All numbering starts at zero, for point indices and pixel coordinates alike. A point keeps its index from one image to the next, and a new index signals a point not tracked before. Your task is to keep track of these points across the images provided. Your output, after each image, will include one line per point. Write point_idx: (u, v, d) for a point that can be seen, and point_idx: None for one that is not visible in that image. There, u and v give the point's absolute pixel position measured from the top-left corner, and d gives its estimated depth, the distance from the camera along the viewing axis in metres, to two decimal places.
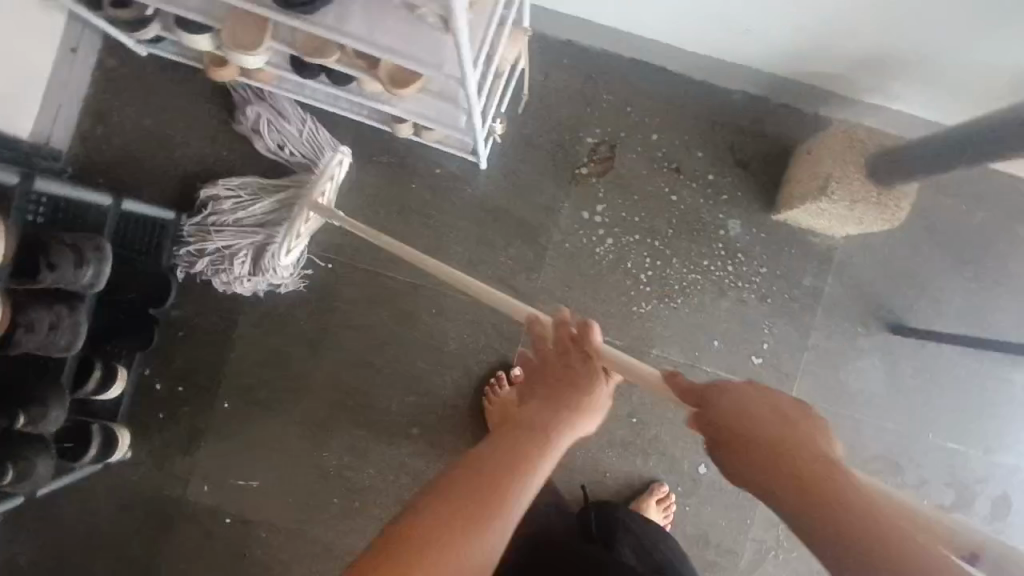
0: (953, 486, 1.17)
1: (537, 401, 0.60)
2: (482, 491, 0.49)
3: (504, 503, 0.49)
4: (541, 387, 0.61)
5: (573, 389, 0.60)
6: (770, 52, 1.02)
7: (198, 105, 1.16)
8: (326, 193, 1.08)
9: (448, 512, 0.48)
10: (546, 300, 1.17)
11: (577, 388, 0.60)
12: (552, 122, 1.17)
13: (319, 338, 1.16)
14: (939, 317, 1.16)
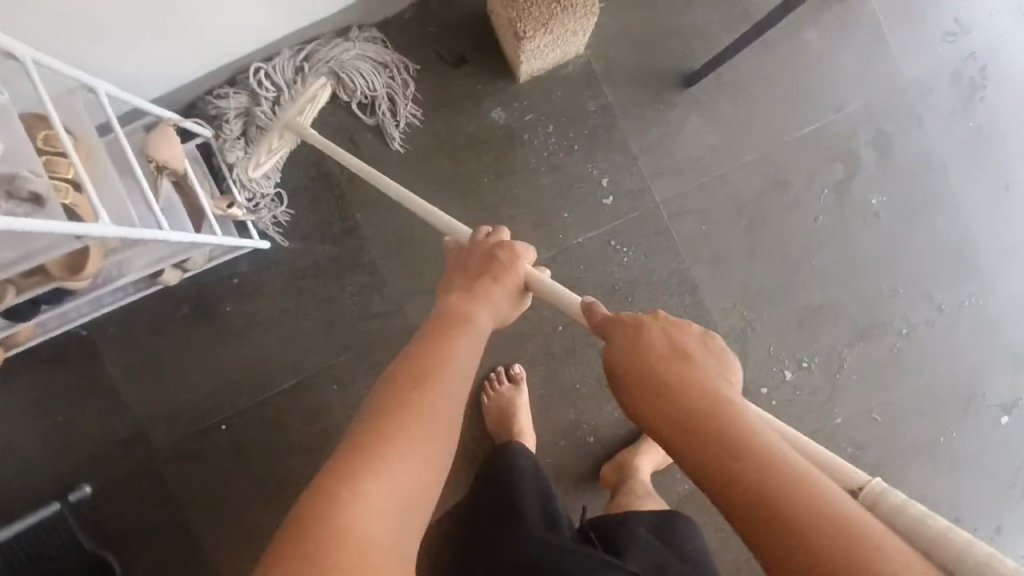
0: (836, 156, 1.17)
1: (479, 311, 0.73)
2: (440, 384, 0.62)
3: (444, 396, 0.62)
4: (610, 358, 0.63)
5: (488, 286, 0.75)
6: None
7: (0, 400, 1.11)
8: (304, 112, 1.06)
9: (432, 398, 0.61)
10: (412, 298, 1.16)
11: (494, 280, 0.76)
12: (288, 163, 1.13)
13: (268, 487, 1.15)
14: (710, 42, 1.15)
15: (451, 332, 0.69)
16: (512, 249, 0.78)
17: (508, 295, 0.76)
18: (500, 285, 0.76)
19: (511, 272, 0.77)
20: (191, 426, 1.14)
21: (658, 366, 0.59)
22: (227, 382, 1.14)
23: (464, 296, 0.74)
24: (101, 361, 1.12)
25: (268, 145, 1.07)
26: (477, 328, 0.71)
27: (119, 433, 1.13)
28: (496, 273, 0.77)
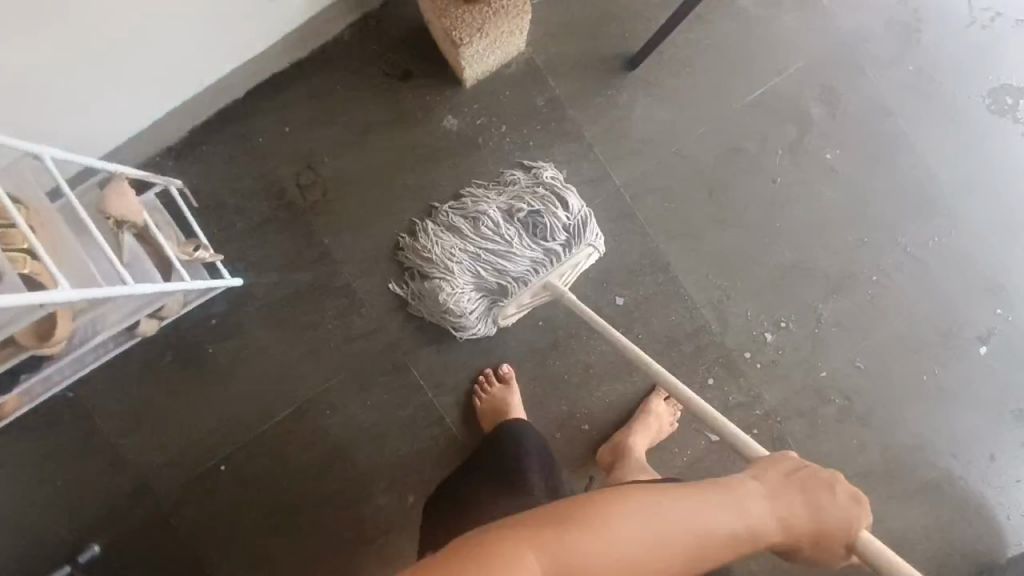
0: (787, 117, 1.19)
1: (769, 511, 0.57)
2: (648, 506, 0.52)
3: (608, 553, 0.50)
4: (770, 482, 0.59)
5: (782, 485, 0.59)
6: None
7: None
8: (563, 275, 1.11)
9: (636, 510, 0.52)
10: (392, 314, 1.16)
11: (807, 497, 0.59)
12: (250, 198, 1.14)
13: (275, 519, 1.15)
14: (648, 22, 1.17)
15: (698, 499, 0.54)
16: (793, 462, 0.62)
17: (829, 526, 0.59)
18: (816, 510, 0.59)
19: (839, 491, 0.59)
20: (191, 470, 1.14)
21: (802, 493, 0.59)
22: (220, 422, 1.15)
23: (785, 509, 0.58)
24: (92, 419, 1.13)
25: (483, 260, 1.10)
26: (738, 525, 0.55)
27: (120, 487, 1.13)
28: (821, 504, 0.59)
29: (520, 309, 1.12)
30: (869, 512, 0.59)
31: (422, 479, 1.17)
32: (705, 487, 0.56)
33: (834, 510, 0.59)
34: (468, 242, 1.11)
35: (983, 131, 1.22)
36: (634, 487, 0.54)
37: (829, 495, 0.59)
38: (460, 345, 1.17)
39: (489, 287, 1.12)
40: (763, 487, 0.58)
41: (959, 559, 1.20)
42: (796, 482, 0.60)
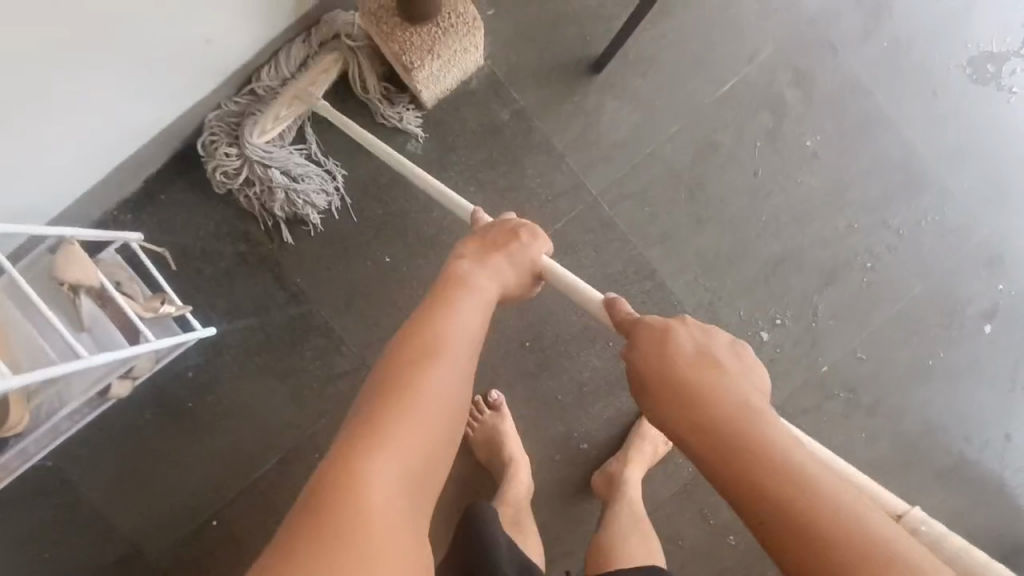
0: (761, 106, 1.14)
1: (490, 284, 0.73)
2: (413, 353, 0.61)
3: (424, 375, 0.59)
4: (497, 257, 0.76)
5: (499, 249, 0.78)
6: (248, 18, 0.96)
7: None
8: (312, 87, 1.04)
9: (405, 362, 0.60)
10: (373, 348, 1.12)
11: (512, 248, 0.78)
12: (215, 244, 1.10)
13: None
14: (607, 23, 1.13)
15: (455, 304, 0.67)
16: (519, 224, 0.81)
17: (519, 279, 0.78)
18: (513, 254, 0.78)
19: (521, 233, 0.79)
20: (182, 528, 1.11)
21: (513, 251, 0.78)
22: (207, 477, 1.11)
23: (477, 305, 0.69)
24: (75, 487, 1.09)
25: (247, 117, 1.04)
26: (487, 289, 0.72)
27: (111, 553, 1.10)
28: (512, 247, 0.78)
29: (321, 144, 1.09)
30: (543, 240, 0.81)
31: None
32: (425, 315, 0.66)
33: (525, 250, 0.79)
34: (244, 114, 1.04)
35: (968, 100, 1.18)
36: (390, 350, 0.62)
37: (517, 239, 0.79)
38: None
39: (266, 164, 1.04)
40: (467, 279, 0.71)
41: (986, 546, 1.16)
42: (493, 240, 0.79)
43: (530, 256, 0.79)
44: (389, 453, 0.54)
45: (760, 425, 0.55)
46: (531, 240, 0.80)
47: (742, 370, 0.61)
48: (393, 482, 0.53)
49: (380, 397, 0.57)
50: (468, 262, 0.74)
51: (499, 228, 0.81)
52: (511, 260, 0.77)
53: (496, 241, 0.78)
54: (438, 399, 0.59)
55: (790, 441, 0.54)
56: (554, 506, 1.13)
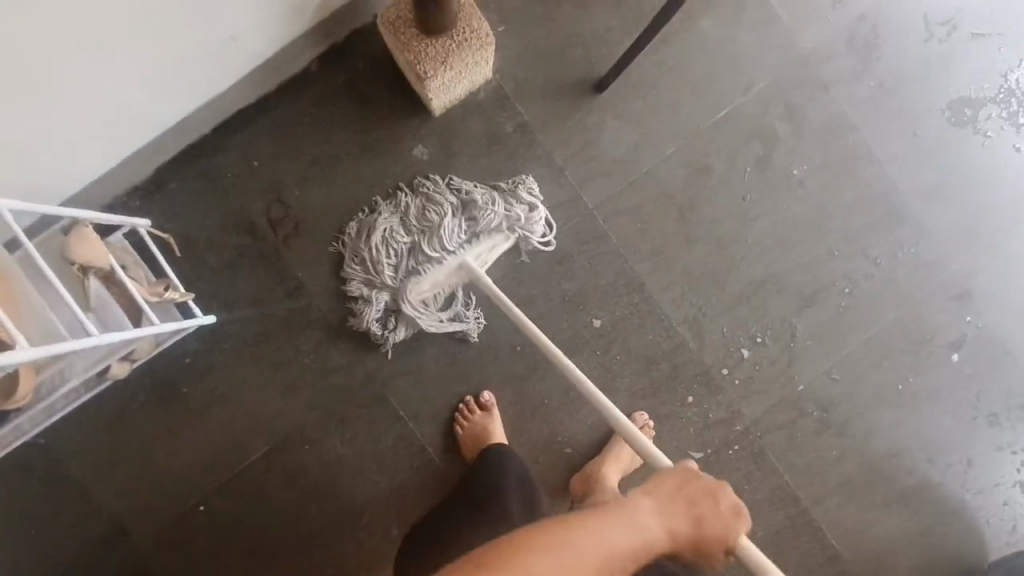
0: (752, 135, 1.20)
1: (648, 518, 0.62)
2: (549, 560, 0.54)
3: None
4: (660, 492, 0.65)
5: (674, 490, 0.66)
6: (275, 23, 0.99)
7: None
8: (481, 258, 1.10)
9: (535, 560, 0.54)
10: (368, 345, 1.15)
11: (695, 493, 0.66)
12: (220, 236, 1.13)
13: (256, 560, 1.13)
14: (612, 46, 1.18)
15: (552, 525, 0.57)
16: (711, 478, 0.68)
17: (723, 518, 0.66)
18: (693, 502, 0.66)
19: (704, 478, 0.68)
20: (168, 512, 1.12)
21: (682, 483, 0.67)
22: (196, 463, 1.13)
23: (653, 531, 0.62)
24: (64, 466, 1.10)
25: (404, 257, 1.09)
26: (597, 518, 0.59)
27: (96, 534, 1.11)
28: (700, 503, 0.66)
29: (434, 285, 1.08)
30: (740, 507, 0.67)
31: (404, 511, 1.16)
32: (603, 521, 0.59)
33: (713, 506, 0.66)
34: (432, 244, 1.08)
35: (946, 141, 1.24)
36: (519, 536, 0.55)
37: (712, 502, 0.66)
38: (438, 374, 1.17)
39: (405, 273, 1.09)
40: (642, 507, 0.63)
41: (943, 564, 1.22)
42: (674, 484, 0.67)
43: (689, 474, 0.68)
44: None
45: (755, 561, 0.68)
46: (691, 473, 0.68)
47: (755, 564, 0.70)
48: None
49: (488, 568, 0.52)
50: (637, 493, 0.64)
51: (676, 471, 0.69)
52: (678, 492, 0.66)
53: (683, 487, 0.67)
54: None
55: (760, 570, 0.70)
56: None
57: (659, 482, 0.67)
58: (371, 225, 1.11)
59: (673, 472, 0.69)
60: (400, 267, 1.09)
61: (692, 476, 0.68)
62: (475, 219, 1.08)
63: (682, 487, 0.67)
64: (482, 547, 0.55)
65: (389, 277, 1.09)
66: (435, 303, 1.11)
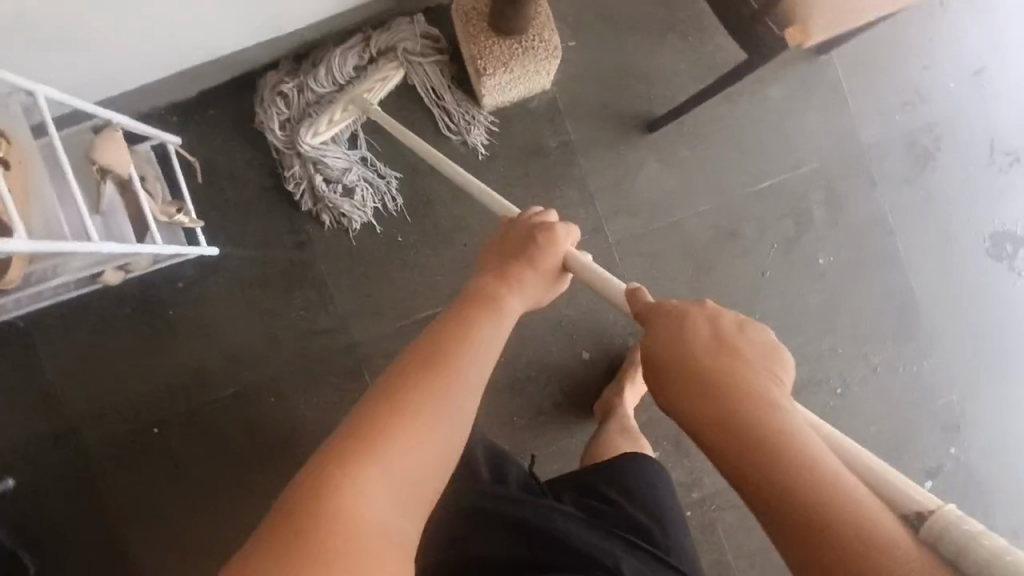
0: (787, 214, 1.19)
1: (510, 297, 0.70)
2: (447, 368, 0.56)
3: (424, 398, 0.53)
4: (509, 271, 0.73)
5: (516, 262, 0.75)
6: None
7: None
8: (376, 90, 1.08)
9: (431, 373, 0.56)
10: (358, 317, 1.15)
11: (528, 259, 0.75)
12: (244, 173, 1.13)
13: (194, 495, 1.14)
14: (673, 90, 1.17)
15: (440, 331, 0.61)
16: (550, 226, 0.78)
17: (545, 277, 0.76)
18: (537, 270, 0.75)
19: (538, 236, 0.76)
20: (123, 425, 1.13)
21: (518, 254, 0.76)
22: (162, 385, 1.13)
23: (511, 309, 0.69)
24: (35, 355, 1.11)
25: (323, 113, 1.07)
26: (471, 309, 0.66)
27: (49, 428, 1.11)
28: (532, 253, 0.76)
29: (334, 124, 1.08)
30: (566, 234, 0.78)
31: None
32: (469, 328, 0.62)
33: (545, 258, 0.76)
34: (306, 65, 1.08)
35: (978, 270, 1.22)
36: (413, 363, 0.56)
37: (535, 243, 0.76)
38: None
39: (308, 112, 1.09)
40: (503, 300, 0.69)
41: None
42: (516, 252, 0.76)
43: (539, 244, 0.76)
44: (378, 465, 0.49)
45: (722, 355, 0.54)
46: (539, 241, 0.76)
47: (715, 321, 0.57)
48: (387, 478, 0.48)
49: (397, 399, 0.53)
50: (487, 283, 0.71)
51: (521, 227, 0.79)
52: (522, 255, 0.75)
53: (529, 256, 0.75)
54: (458, 391, 0.55)
55: (751, 337, 0.56)
56: None
57: (511, 249, 0.77)
58: (268, 106, 1.09)
59: (540, 237, 0.77)
60: (300, 107, 1.09)
61: (544, 246, 0.76)
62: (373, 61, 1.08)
63: (530, 254, 0.75)
64: (389, 377, 0.55)
65: (302, 107, 1.09)
66: (332, 141, 1.11)
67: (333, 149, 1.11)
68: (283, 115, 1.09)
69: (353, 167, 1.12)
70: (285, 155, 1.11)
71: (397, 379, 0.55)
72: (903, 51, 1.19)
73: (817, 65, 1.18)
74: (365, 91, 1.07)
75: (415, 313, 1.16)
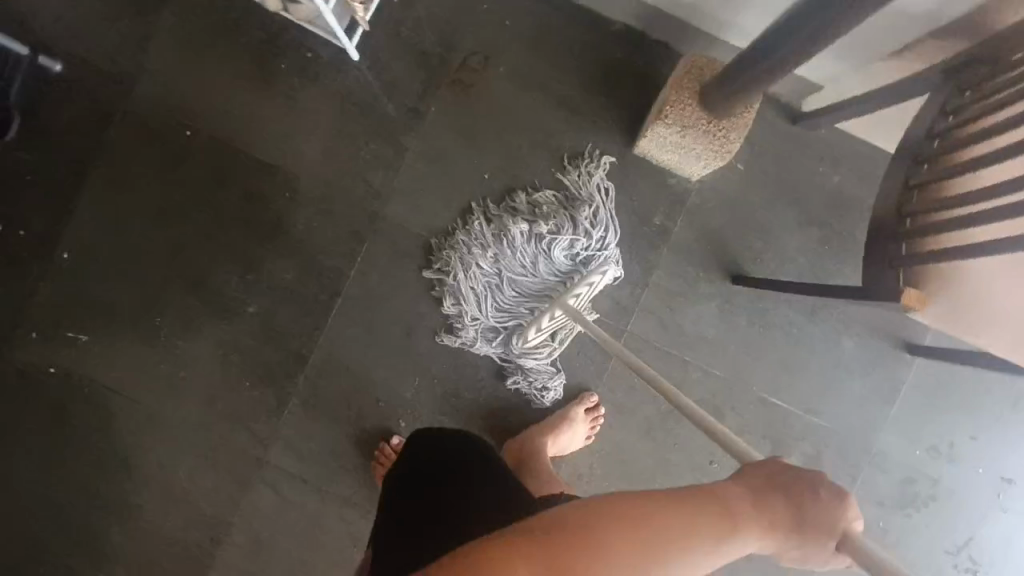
0: (769, 440, 1.18)
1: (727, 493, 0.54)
2: None
3: None
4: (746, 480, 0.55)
5: (757, 504, 0.53)
6: None
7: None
8: (580, 295, 1.10)
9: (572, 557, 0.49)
10: (400, 199, 1.18)
11: (786, 506, 0.52)
12: (428, 27, 1.18)
13: (168, 204, 1.19)
14: (776, 270, 1.18)
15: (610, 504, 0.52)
16: (809, 477, 0.53)
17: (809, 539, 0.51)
18: (789, 524, 0.52)
19: (812, 493, 0.52)
20: (172, 109, 1.19)
21: (762, 498, 0.53)
22: (225, 109, 1.19)
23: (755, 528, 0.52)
24: (167, 5, 1.18)
25: (487, 293, 1.15)
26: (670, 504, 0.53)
27: (125, 60, 1.18)
28: (790, 515, 0.52)
29: (539, 334, 1.13)
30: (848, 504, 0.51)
31: (274, 307, 1.18)
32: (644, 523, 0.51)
33: (811, 517, 0.51)
34: (478, 233, 1.16)
35: None
36: (582, 524, 0.51)
37: (807, 498, 0.52)
38: (407, 273, 1.19)
39: (485, 282, 1.15)
40: (744, 513, 0.52)
41: None
42: (769, 487, 0.53)
43: (808, 496, 0.52)
44: None
45: None
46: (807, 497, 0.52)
47: None
48: None
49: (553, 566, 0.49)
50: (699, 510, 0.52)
51: (777, 465, 0.54)
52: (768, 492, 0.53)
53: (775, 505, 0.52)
54: None
55: None
56: (335, 420, 1.18)
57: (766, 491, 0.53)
58: (438, 262, 1.17)
59: (795, 477, 0.53)
60: (485, 281, 1.14)
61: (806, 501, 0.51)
62: (568, 206, 1.15)
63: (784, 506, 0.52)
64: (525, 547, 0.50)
65: (480, 274, 1.14)
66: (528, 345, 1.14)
67: (475, 302, 1.15)
68: (457, 308, 1.16)
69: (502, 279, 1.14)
70: (467, 325, 1.16)
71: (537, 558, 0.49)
72: (971, 413, 1.18)
73: (898, 357, 1.18)
74: (571, 296, 1.09)
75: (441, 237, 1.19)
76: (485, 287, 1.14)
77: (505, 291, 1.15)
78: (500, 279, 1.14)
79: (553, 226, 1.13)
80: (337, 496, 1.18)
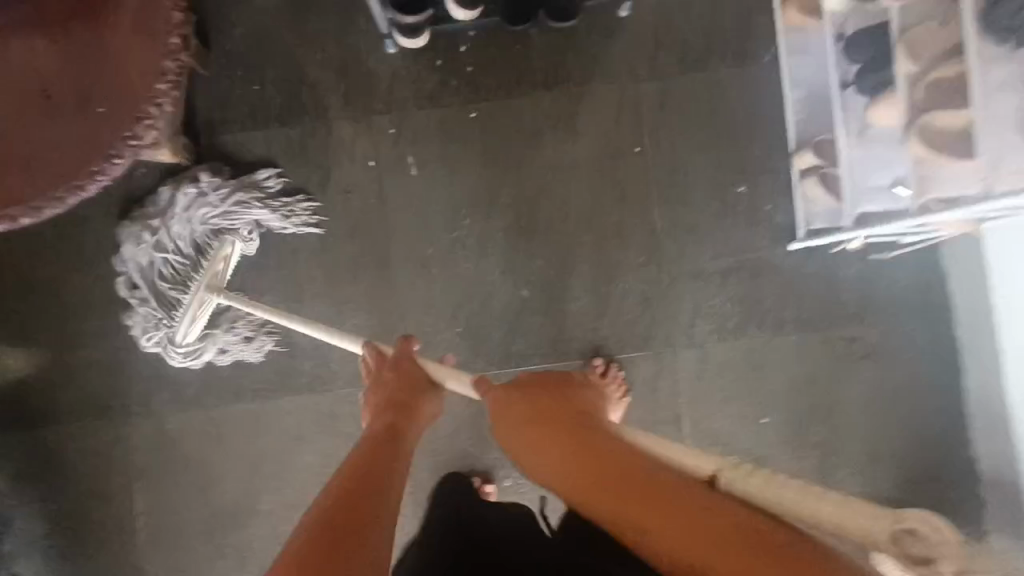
0: None
1: (375, 422, 0.84)
2: (361, 478, 0.67)
3: (367, 492, 0.64)
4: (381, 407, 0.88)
5: (394, 403, 0.88)
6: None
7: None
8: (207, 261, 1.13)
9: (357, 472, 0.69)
10: (697, 359, 1.18)
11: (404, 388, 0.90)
12: (860, 289, 1.17)
13: (568, 169, 1.19)
14: None
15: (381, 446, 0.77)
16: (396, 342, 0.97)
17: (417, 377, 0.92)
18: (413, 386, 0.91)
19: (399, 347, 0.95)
20: (649, 122, 1.19)
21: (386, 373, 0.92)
22: (677, 162, 1.19)
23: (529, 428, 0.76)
24: (733, 63, 1.19)
25: (232, 212, 1.14)
26: (408, 431, 0.85)
27: (664, 58, 1.19)
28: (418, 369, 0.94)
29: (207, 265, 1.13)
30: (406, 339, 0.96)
31: (539, 310, 1.18)
32: (384, 441, 0.79)
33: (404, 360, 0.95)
34: (246, 182, 1.16)
35: None
36: (349, 462, 0.72)
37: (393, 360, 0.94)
38: (638, 404, 1.18)
39: (199, 199, 1.14)
40: (402, 410, 0.87)
41: None
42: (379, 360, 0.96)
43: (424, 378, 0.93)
44: (370, 537, 0.58)
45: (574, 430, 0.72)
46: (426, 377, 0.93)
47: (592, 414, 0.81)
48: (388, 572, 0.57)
49: (353, 479, 0.67)
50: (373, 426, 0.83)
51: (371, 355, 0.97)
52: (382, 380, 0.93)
53: (411, 386, 0.91)
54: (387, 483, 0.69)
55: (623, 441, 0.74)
56: (477, 422, 1.17)
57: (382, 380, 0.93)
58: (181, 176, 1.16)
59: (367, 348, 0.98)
60: (222, 201, 1.14)
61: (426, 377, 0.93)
62: (250, 190, 1.16)
63: (409, 378, 0.91)
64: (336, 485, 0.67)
65: (201, 214, 1.14)
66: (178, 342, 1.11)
67: (201, 225, 1.13)
68: (200, 208, 1.13)
69: (228, 220, 1.14)
70: (196, 227, 1.13)
71: (335, 489, 0.65)
72: None
73: None
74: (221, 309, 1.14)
75: (689, 412, 1.18)
76: (212, 202, 1.13)
77: (209, 221, 1.13)
78: (231, 227, 1.14)
79: (248, 199, 1.15)
80: (412, 465, 1.17)
